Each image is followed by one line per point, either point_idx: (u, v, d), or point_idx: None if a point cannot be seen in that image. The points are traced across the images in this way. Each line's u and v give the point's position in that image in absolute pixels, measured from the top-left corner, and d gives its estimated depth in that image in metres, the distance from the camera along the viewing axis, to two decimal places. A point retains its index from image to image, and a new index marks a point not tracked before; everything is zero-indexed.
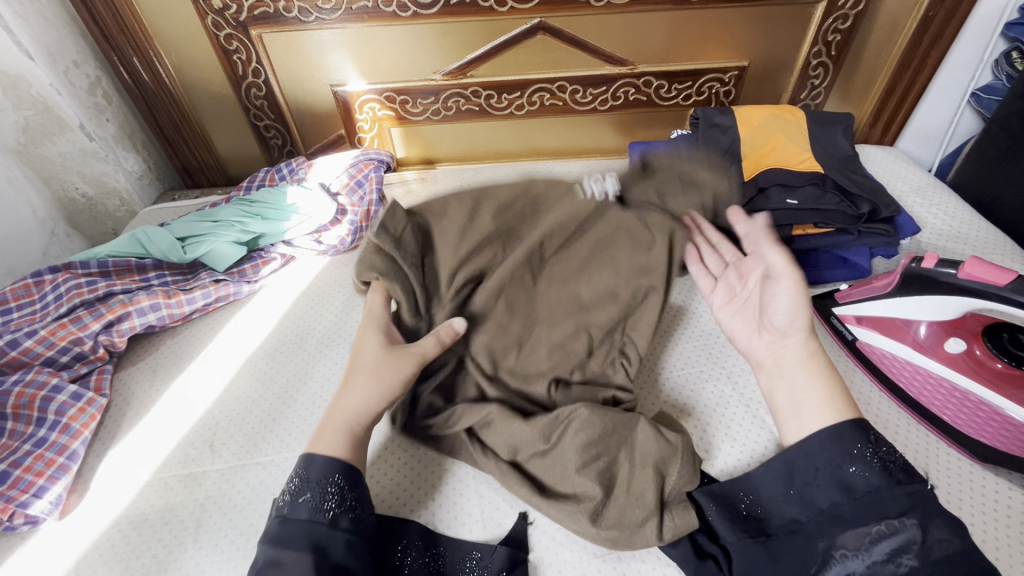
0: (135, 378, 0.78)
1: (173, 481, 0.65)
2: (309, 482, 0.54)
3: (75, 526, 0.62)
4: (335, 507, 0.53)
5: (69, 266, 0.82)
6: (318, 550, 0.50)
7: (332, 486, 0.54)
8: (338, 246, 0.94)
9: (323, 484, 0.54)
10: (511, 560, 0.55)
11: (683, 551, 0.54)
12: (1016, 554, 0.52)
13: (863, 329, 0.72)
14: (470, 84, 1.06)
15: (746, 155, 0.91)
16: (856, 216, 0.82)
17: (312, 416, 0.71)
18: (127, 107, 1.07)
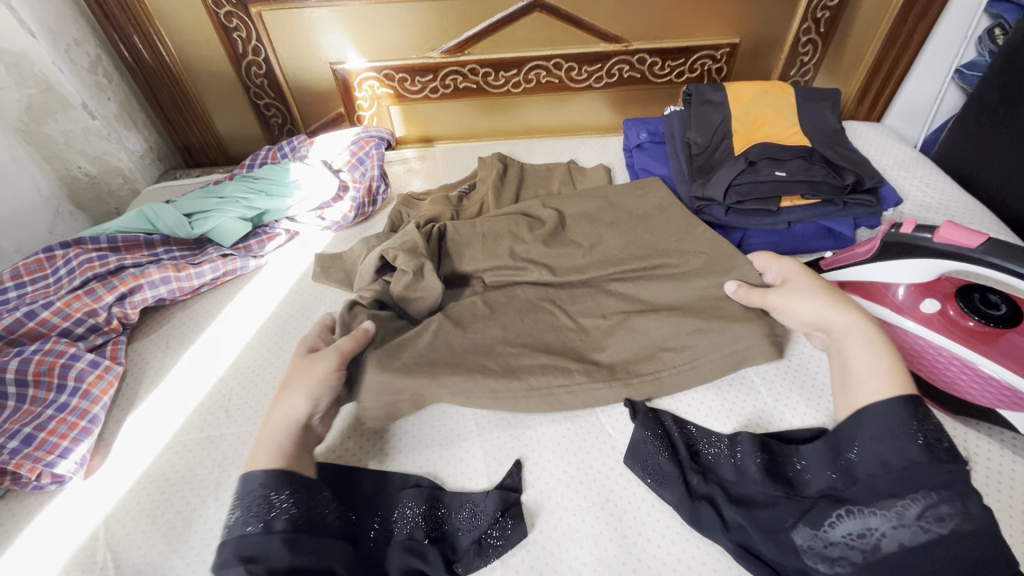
0: (148, 349, 0.80)
1: (191, 443, 0.69)
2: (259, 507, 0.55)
3: (100, 487, 0.65)
4: (270, 514, 0.54)
5: (79, 242, 0.84)
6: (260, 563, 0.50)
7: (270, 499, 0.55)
8: (342, 222, 0.96)
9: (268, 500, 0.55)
10: (504, 502, 0.62)
11: (679, 495, 0.60)
12: (998, 493, 0.58)
13: (847, 294, 0.76)
14: (468, 62, 1.08)
15: (737, 130, 0.94)
16: (841, 187, 0.86)
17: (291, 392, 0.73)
18: (127, 86, 1.08)
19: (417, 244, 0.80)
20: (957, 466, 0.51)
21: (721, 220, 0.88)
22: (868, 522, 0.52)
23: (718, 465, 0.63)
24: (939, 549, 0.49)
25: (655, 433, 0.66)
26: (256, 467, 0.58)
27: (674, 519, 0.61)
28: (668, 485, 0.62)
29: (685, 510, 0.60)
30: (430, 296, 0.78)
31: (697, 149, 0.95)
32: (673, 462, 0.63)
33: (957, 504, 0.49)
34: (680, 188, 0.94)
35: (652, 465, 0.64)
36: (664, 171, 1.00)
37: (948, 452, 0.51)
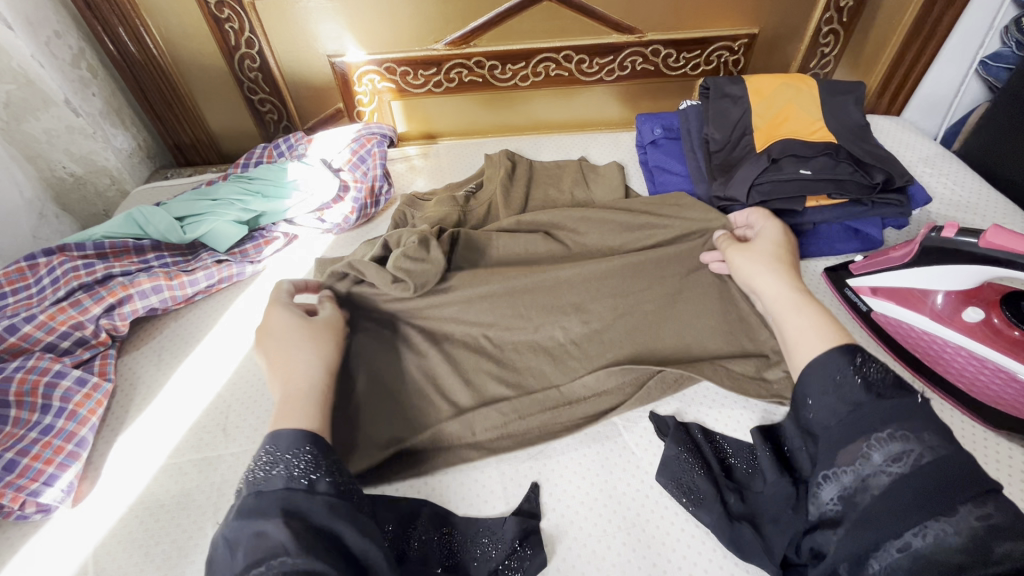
0: (140, 363, 0.75)
1: (188, 465, 0.64)
2: (280, 454, 0.50)
3: (89, 514, 0.61)
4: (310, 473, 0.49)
5: (64, 249, 0.79)
6: (275, 521, 0.44)
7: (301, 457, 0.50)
8: (342, 224, 0.91)
9: (296, 452, 0.50)
10: (523, 530, 0.58)
11: (716, 516, 0.57)
12: None
13: (879, 300, 0.72)
14: (473, 54, 1.02)
15: (758, 126, 0.90)
16: (869, 186, 0.82)
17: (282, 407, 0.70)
18: (113, 80, 1.02)
19: (436, 264, 0.78)
20: (905, 398, 0.47)
21: None
22: (845, 481, 0.45)
23: (752, 479, 0.60)
24: (907, 484, 0.42)
25: (687, 448, 0.63)
26: (283, 426, 0.53)
27: (710, 537, 0.57)
28: (704, 505, 0.58)
29: (723, 533, 0.56)
30: (451, 325, 0.74)
31: (716, 146, 0.90)
32: (709, 480, 0.60)
33: (923, 435, 0.44)
34: (699, 187, 0.89)
35: (687, 487, 0.60)
36: (680, 169, 0.96)
37: (892, 389, 0.48)
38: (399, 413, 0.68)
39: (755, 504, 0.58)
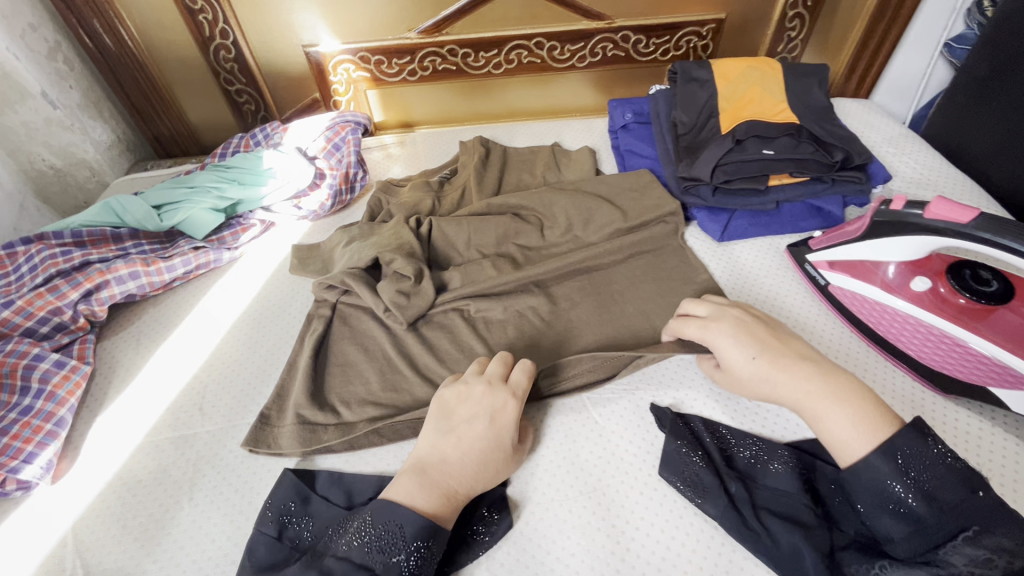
0: (119, 347, 0.77)
1: (165, 443, 0.66)
2: (399, 540, 0.51)
3: (68, 490, 0.63)
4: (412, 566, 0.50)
5: (42, 238, 0.81)
6: None
7: (414, 551, 0.50)
8: (319, 211, 0.93)
9: (408, 542, 0.51)
10: (489, 497, 0.60)
11: (722, 508, 0.57)
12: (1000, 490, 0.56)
13: (836, 273, 0.74)
14: (446, 42, 1.04)
15: (723, 109, 0.92)
16: (829, 164, 0.85)
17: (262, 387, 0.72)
18: (91, 73, 1.03)
19: (413, 247, 0.81)
20: (965, 499, 0.47)
21: (709, 200, 0.86)
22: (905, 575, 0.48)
23: (757, 471, 0.61)
24: None
25: (687, 441, 0.63)
26: (405, 505, 0.53)
27: (684, 510, 0.59)
28: (710, 498, 0.58)
29: (730, 525, 0.56)
30: (425, 300, 0.76)
31: (683, 129, 0.92)
32: (712, 471, 0.60)
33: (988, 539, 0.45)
34: (666, 168, 0.91)
35: (688, 477, 0.61)
36: (650, 152, 0.98)
37: (954, 491, 0.48)
38: (371, 388, 0.70)
39: (757, 495, 0.59)
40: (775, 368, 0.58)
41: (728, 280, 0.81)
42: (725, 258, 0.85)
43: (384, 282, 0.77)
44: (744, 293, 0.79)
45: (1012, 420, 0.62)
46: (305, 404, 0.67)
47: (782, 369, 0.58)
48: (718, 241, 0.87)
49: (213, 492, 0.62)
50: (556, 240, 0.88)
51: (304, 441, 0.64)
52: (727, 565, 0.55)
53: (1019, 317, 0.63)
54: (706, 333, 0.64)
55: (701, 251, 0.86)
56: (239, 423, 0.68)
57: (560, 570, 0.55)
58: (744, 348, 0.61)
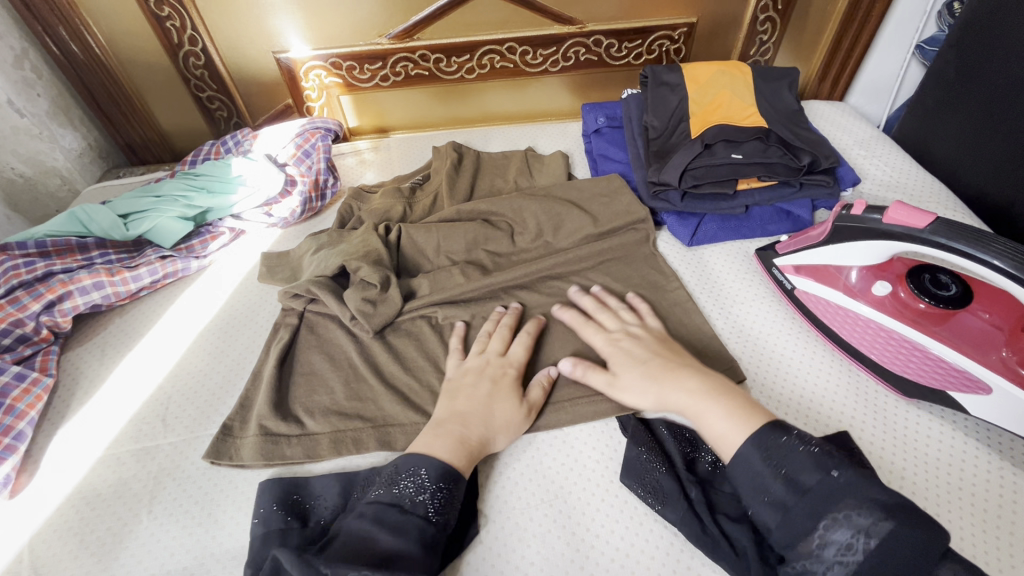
0: (83, 358, 0.76)
1: (126, 456, 0.66)
2: (421, 481, 0.55)
3: (27, 506, 0.62)
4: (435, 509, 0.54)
5: (4, 248, 0.80)
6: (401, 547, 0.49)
7: (437, 493, 0.54)
8: (289, 218, 0.92)
9: (430, 484, 0.54)
10: (454, 509, 0.59)
11: (682, 514, 0.57)
12: (956, 496, 0.56)
13: (801, 277, 0.75)
14: (418, 47, 1.04)
15: (693, 113, 0.92)
16: (797, 168, 0.85)
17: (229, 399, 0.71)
18: (60, 81, 1.03)
19: (380, 254, 0.81)
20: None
21: (677, 205, 0.86)
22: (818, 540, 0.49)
23: (720, 477, 0.61)
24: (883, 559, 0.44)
25: (650, 448, 0.63)
26: (434, 454, 0.57)
27: (645, 516, 0.59)
28: (671, 504, 0.58)
29: (690, 530, 0.56)
30: (392, 308, 0.76)
31: (654, 133, 0.92)
32: (673, 478, 0.60)
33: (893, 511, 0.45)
34: (636, 173, 0.92)
35: (650, 483, 0.61)
36: (622, 157, 0.98)
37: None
38: (335, 398, 0.70)
39: (716, 500, 0.59)
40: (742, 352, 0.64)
41: (695, 286, 0.81)
42: (695, 262, 0.85)
43: (350, 290, 0.77)
44: (713, 301, 0.79)
45: (970, 423, 0.62)
46: (267, 415, 0.66)
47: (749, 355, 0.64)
48: (687, 246, 0.87)
49: (175, 506, 0.61)
50: (526, 246, 0.88)
51: (265, 453, 0.64)
52: (684, 570, 0.55)
53: (977, 320, 0.64)
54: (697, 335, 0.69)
55: (670, 255, 0.86)
56: (202, 434, 0.68)
57: None
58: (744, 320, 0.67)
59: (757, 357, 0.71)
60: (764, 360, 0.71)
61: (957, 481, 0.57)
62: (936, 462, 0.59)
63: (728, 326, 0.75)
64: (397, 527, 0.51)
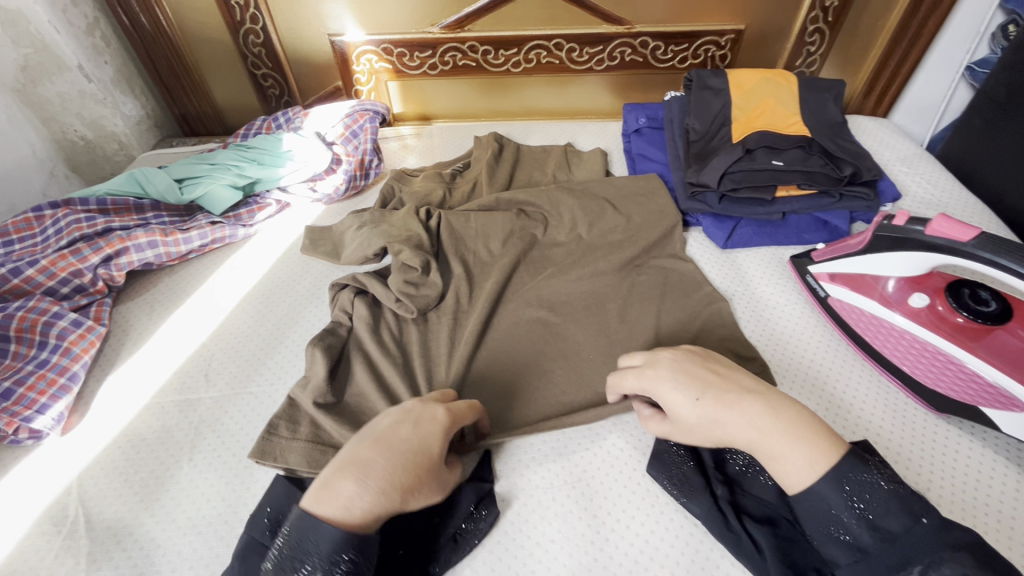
0: (133, 312, 0.80)
1: (170, 405, 0.69)
2: (316, 554, 0.46)
3: (76, 444, 0.65)
4: None
5: (68, 203, 0.84)
6: None
7: (341, 564, 0.46)
8: (333, 195, 0.95)
9: (333, 561, 0.45)
10: (479, 494, 0.60)
11: (705, 508, 0.58)
12: (982, 513, 0.56)
13: (836, 285, 0.75)
14: (468, 38, 1.06)
15: (736, 118, 0.93)
16: (837, 179, 0.85)
17: (267, 364, 0.74)
18: (126, 50, 1.08)
19: (421, 239, 0.84)
20: (907, 528, 0.44)
21: (714, 207, 0.87)
22: None
23: (748, 477, 0.61)
24: None
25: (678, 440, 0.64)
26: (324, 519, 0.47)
27: (666, 505, 0.60)
28: (694, 497, 0.59)
29: (712, 522, 0.57)
30: (432, 292, 0.78)
31: (695, 136, 0.93)
32: (698, 471, 0.61)
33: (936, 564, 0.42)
34: (675, 173, 0.93)
35: (675, 475, 0.61)
36: (660, 157, 0.99)
37: (895, 518, 0.44)
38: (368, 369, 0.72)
39: (743, 498, 0.59)
40: (723, 407, 0.52)
41: (727, 289, 0.82)
42: (728, 265, 0.85)
43: (392, 273, 0.79)
44: (743, 304, 0.80)
45: (1002, 441, 0.62)
46: (305, 378, 0.69)
47: (729, 407, 0.52)
48: (722, 248, 0.88)
49: (210, 459, 0.64)
50: (559, 237, 0.89)
51: (301, 412, 0.67)
52: (702, 560, 0.56)
53: (1015, 339, 0.63)
54: (643, 382, 0.57)
55: (699, 256, 0.87)
56: (238, 392, 0.70)
57: (537, 553, 0.57)
58: (686, 391, 0.54)
59: (799, 364, 0.72)
60: (804, 367, 0.71)
61: (985, 498, 0.58)
62: (964, 476, 0.59)
63: (757, 330, 0.76)
64: None
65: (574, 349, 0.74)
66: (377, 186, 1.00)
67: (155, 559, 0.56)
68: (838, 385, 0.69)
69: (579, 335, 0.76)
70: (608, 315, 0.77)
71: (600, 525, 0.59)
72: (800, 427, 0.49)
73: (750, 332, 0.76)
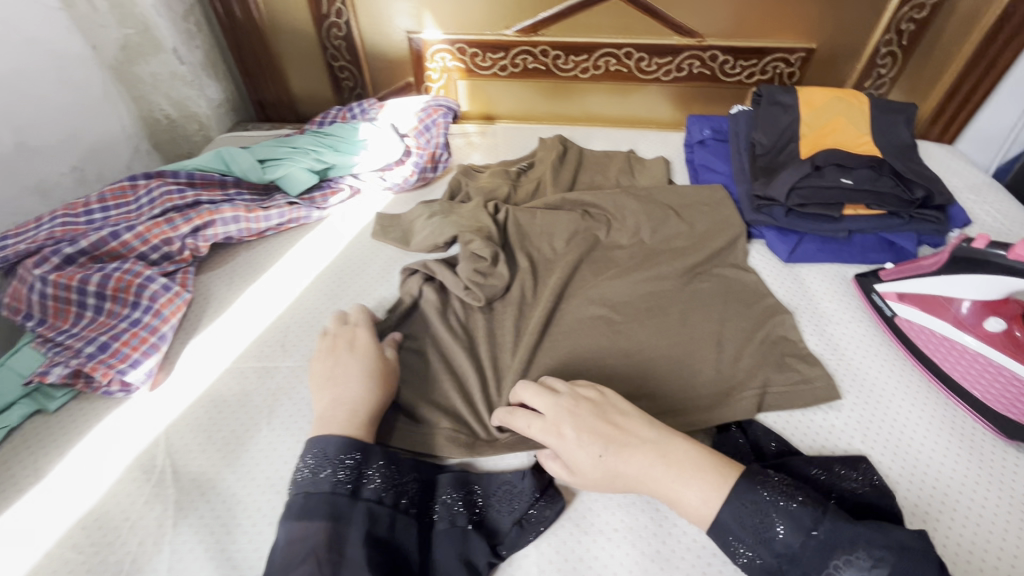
0: (213, 282, 0.84)
1: (249, 370, 0.73)
2: (325, 458, 0.55)
3: (163, 399, 0.69)
4: (353, 479, 0.55)
5: (160, 174, 0.89)
6: (319, 524, 0.50)
7: (346, 461, 0.55)
8: (402, 184, 0.99)
9: (339, 459, 0.55)
10: (541, 484, 0.61)
11: None
12: None
13: (905, 305, 0.75)
14: (540, 43, 1.09)
15: (804, 134, 0.94)
16: (908, 201, 0.85)
17: None
18: (214, 37, 1.14)
19: (490, 232, 0.86)
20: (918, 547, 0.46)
21: (780, 220, 0.88)
22: None
23: None
24: None
25: (743, 446, 0.64)
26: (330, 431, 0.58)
27: None
28: None
29: None
30: (500, 282, 0.81)
31: (761, 149, 0.94)
32: None
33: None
34: (740, 185, 0.94)
35: None
36: (724, 169, 1.00)
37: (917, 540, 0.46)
38: (436, 352, 0.74)
39: None
40: (622, 461, 0.54)
41: (791, 302, 0.82)
42: (792, 279, 0.86)
43: (461, 262, 0.82)
44: (807, 318, 0.80)
45: None
46: None
47: (627, 461, 0.54)
48: (785, 261, 0.88)
49: (285, 425, 0.67)
50: (621, 240, 0.90)
51: None
52: None
53: None
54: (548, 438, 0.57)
55: (762, 267, 0.88)
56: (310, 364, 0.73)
57: (601, 541, 0.58)
58: (589, 448, 0.55)
59: (864, 381, 0.72)
60: (869, 383, 0.72)
61: None
62: None
63: (821, 344, 0.76)
64: (305, 510, 0.51)
65: (637, 350, 0.75)
66: (446, 178, 1.03)
67: (236, 512, 0.60)
68: (904, 405, 0.69)
69: (643, 335, 0.77)
70: (670, 319, 0.78)
71: (663, 520, 0.60)
72: (687, 469, 0.53)
73: (814, 346, 0.76)
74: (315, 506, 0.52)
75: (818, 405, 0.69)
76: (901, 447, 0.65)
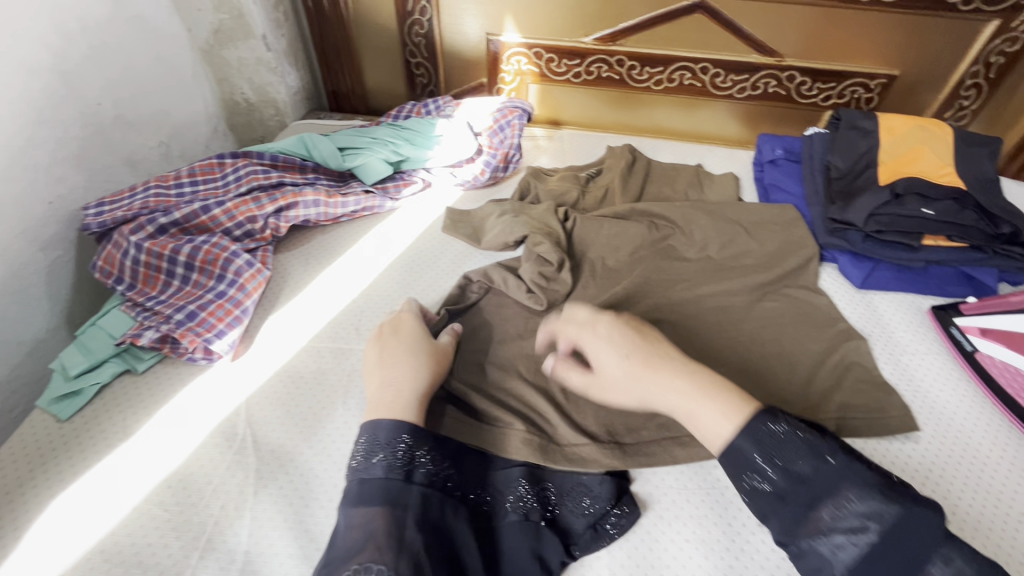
0: (290, 262, 0.87)
1: (325, 350, 0.74)
2: (377, 444, 0.54)
3: (244, 370, 0.71)
4: (407, 464, 0.53)
5: (246, 155, 0.92)
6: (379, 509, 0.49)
7: (401, 443, 0.55)
8: (473, 182, 1.00)
9: (393, 444, 0.54)
10: (617, 491, 0.61)
11: None
12: None
13: (988, 341, 0.74)
14: (618, 52, 1.10)
15: (883, 161, 0.92)
16: (993, 236, 0.84)
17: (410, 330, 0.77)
18: (299, 27, 1.17)
19: (560, 238, 0.87)
20: None
21: (856, 245, 0.87)
22: None
23: None
24: None
25: None
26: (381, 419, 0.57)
27: None
28: None
29: None
30: (563, 287, 0.81)
31: (837, 173, 0.93)
32: None
33: None
34: (814, 208, 0.93)
35: None
36: (796, 189, 1.00)
37: None
38: (507, 347, 0.75)
39: None
40: (649, 370, 0.58)
41: (864, 328, 0.81)
42: (865, 306, 0.85)
43: (527, 263, 0.82)
44: (881, 346, 0.79)
45: None
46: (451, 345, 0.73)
47: (654, 369, 0.58)
48: (857, 287, 0.87)
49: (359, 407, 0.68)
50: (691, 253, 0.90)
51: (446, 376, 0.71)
52: None
53: None
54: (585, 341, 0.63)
55: (833, 291, 0.87)
56: None
57: (674, 551, 0.58)
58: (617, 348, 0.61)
59: (942, 415, 0.70)
60: (947, 417, 0.70)
61: None
62: None
63: (896, 374, 0.75)
64: (362, 497, 0.50)
65: (708, 363, 0.75)
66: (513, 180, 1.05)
67: (313, 485, 0.61)
68: (984, 442, 0.68)
69: (713, 349, 0.76)
70: (742, 335, 0.78)
71: (736, 536, 0.59)
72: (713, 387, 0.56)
73: (889, 374, 0.75)
74: (372, 492, 0.51)
75: (895, 435, 0.68)
76: (982, 484, 0.63)
